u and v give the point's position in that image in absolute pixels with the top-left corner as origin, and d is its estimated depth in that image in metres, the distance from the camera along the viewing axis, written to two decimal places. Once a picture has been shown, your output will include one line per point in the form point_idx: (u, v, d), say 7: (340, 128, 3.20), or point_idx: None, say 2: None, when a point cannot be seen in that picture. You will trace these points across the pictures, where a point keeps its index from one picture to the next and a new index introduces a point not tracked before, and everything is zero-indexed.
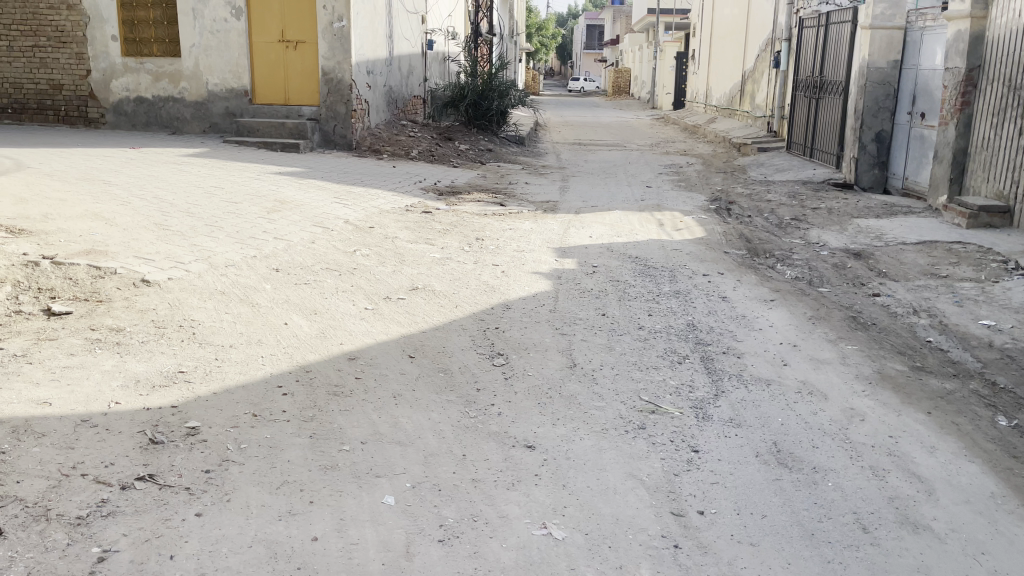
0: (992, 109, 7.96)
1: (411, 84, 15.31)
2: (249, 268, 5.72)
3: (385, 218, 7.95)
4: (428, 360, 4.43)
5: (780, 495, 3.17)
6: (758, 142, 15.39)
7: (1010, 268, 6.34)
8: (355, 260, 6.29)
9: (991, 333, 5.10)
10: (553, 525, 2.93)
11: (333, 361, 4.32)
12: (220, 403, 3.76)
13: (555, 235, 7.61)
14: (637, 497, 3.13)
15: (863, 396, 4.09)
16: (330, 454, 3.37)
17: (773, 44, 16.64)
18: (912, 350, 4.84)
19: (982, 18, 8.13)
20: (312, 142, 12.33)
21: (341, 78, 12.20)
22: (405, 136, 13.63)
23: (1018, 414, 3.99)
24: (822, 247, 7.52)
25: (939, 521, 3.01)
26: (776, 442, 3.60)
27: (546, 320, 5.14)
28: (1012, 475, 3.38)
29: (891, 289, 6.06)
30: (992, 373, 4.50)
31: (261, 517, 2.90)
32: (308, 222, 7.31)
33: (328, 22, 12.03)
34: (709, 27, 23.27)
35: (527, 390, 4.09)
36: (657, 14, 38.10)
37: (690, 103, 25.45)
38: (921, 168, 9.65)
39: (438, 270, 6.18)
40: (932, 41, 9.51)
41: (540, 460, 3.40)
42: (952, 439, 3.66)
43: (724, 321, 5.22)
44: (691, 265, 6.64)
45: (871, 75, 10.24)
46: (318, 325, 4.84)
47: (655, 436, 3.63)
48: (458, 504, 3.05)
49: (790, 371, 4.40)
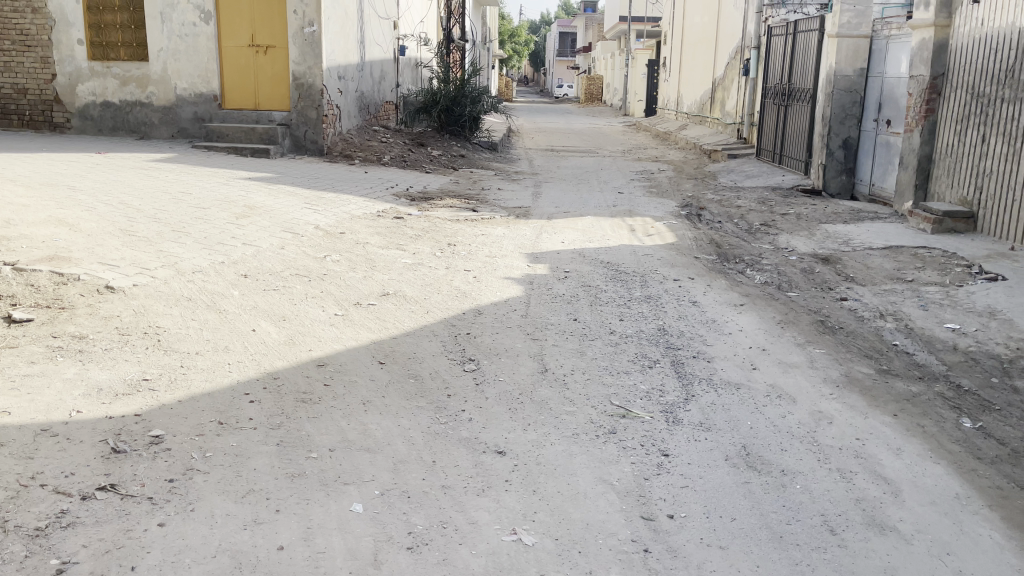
0: (956, 117, 8.11)
1: (384, 90, 15.24)
2: (216, 274, 5.64)
3: (356, 223, 7.88)
4: (398, 366, 4.39)
5: (749, 498, 3.18)
6: (728, 148, 15.55)
7: (974, 272, 6.43)
8: (325, 266, 6.23)
9: (956, 337, 5.17)
10: (523, 531, 2.91)
11: (302, 367, 4.28)
12: (185, 411, 3.70)
13: (527, 241, 7.62)
14: (606, 502, 3.13)
15: (831, 399, 4.13)
16: (297, 461, 3.33)
17: (743, 51, 16.77)
18: (879, 353, 4.90)
19: (946, 27, 8.28)
20: (282, 147, 12.23)
21: (312, 84, 12.10)
22: (376, 142, 13.59)
23: (981, 416, 4.05)
24: (791, 252, 7.60)
25: (905, 522, 3.04)
26: (745, 445, 3.62)
27: (518, 326, 5.13)
28: (977, 476, 3.42)
29: (858, 294, 6.13)
30: (956, 376, 4.56)
31: (226, 526, 2.85)
32: (277, 228, 7.24)
33: (299, 27, 11.94)
34: (681, 34, 23.43)
35: (498, 395, 4.07)
36: (628, 23, 38.33)
37: (662, 111, 25.60)
38: (886, 175, 9.80)
39: (409, 277, 6.13)
40: (897, 50, 9.66)
41: (510, 466, 3.38)
42: (918, 441, 3.70)
43: (694, 326, 5.24)
44: (662, 270, 6.67)
45: (839, 83, 10.39)
46: (286, 331, 4.78)
47: (626, 441, 3.63)
48: (427, 511, 3.02)
49: (759, 374, 4.44)
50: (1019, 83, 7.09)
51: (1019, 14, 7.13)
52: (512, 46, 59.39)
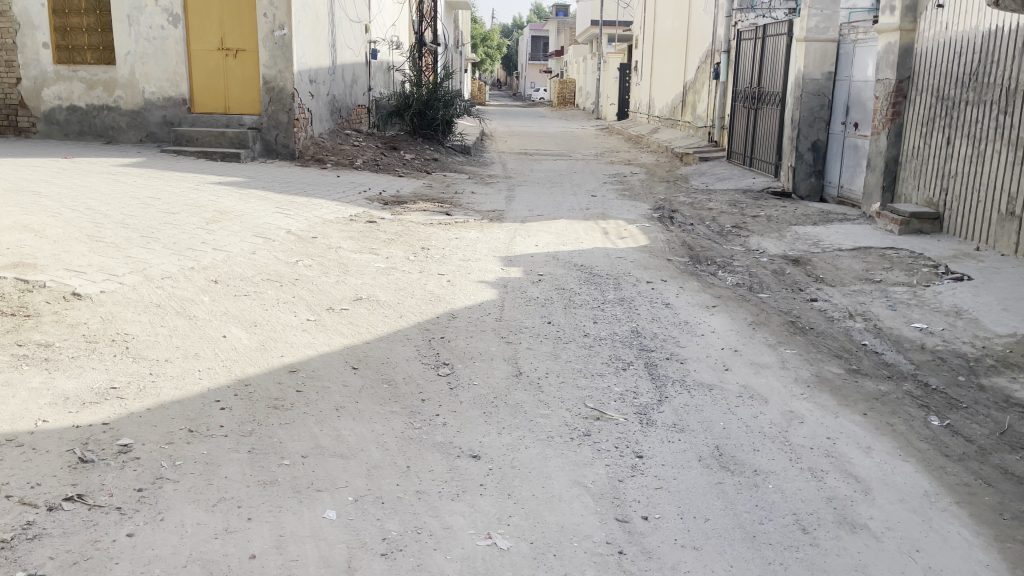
0: (921, 120, 8.25)
1: (356, 94, 15.17)
2: (186, 280, 5.58)
3: (329, 228, 7.84)
4: (372, 371, 4.37)
5: (722, 498, 3.20)
6: (700, 151, 15.69)
7: (941, 272, 6.54)
8: (297, 270, 6.18)
9: (924, 336, 5.25)
10: (498, 535, 2.90)
11: (273, 374, 4.23)
12: (154, 419, 3.64)
13: (501, 244, 7.61)
14: (581, 505, 3.13)
15: (802, 399, 4.17)
16: (269, 468, 3.29)
17: (713, 55, 16.95)
18: (849, 352, 4.96)
19: (911, 31, 8.42)
20: (253, 151, 12.11)
21: (282, 87, 11.99)
22: (349, 145, 13.52)
23: (949, 413, 4.12)
24: (762, 254, 7.68)
25: (875, 520, 3.08)
26: (718, 446, 3.64)
27: (492, 329, 5.13)
28: (945, 474, 3.47)
29: (827, 295, 6.21)
30: (924, 375, 4.63)
31: (196, 536, 2.81)
32: (248, 233, 7.17)
33: (270, 30, 11.82)
34: (652, 39, 23.60)
35: (472, 399, 4.06)
36: (599, 27, 38.52)
37: (634, 114, 25.76)
38: (854, 177, 9.94)
39: (382, 280, 6.10)
40: (864, 54, 9.81)
41: (485, 470, 3.37)
42: (887, 440, 3.75)
43: (667, 328, 5.27)
44: (635, 272, 6.70)
45: (807, 86, 10.53)
46: (257, 337, 4.73)
47: (600, 443, 3.64)
48: (402, 516, 3.00)
49: (731, 375, 4.48)
50: (982, 86, 7.23)
51: (982, 19, 7.27)
52: (485, 50, 59.45)
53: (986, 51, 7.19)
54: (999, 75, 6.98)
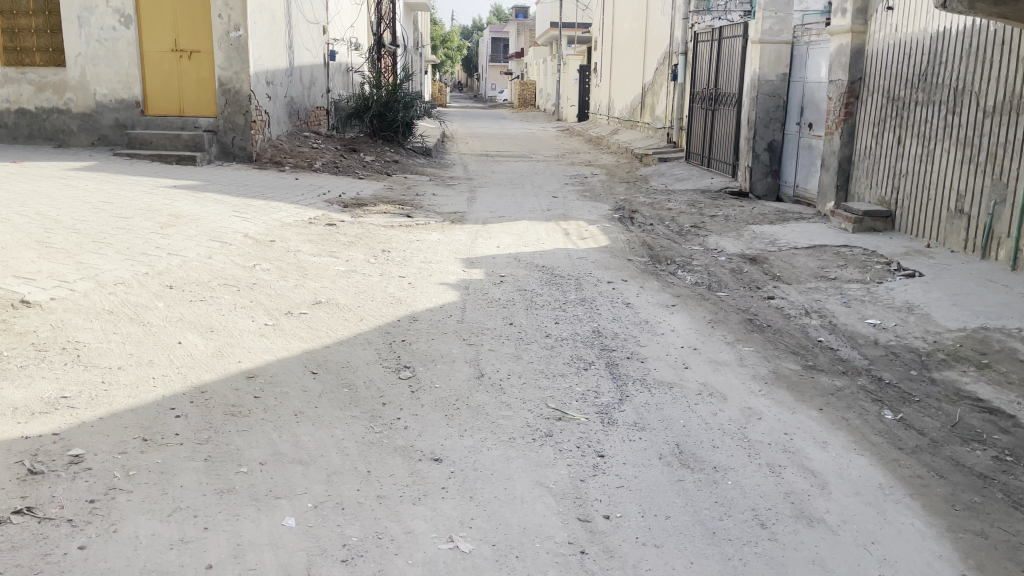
0: (873, 120, 8.43)
1: (314, 95, 15.01)
2: (140, 285, 5.46)
3: (287, 231, 7.75)
4: (331, 375, 4.33)
5: (683, 495, 3.23)
6: (659, 152, 15.83)
7: (893, 268, 6.68)
8: (255, 275, 6.09)
9: (877, 332, 5.36)
10: (460, 539, 2.89)
11: (230, 380, 4.16)
12: (107, 428, 3.56)
13: (463, 246, 7.59)
14: (544, 505, 3.13)
15: (759, 396, 4.23)
16: (226, 476, 3.23)
17: (671, 57, 17.13)
18: (805, 349, 5.04)
19: (862, 33, 8.60)
20: (209, 154, 11.92)
21: (239, 89, 11.81)
22: (307, 147, 13.38)
23: (902, 407, 4.21)
24: (720, 253, 7.77)
25: (832, 514, 3.13)
26: (678, 444, 3.67)
27: (454, 331, 5.10)
28: (898, 466, 3.54)
29: (784, 292, 6.31)
30: (878, 370, 4.72)
31: (151, 547, 2.75)
32: (204, 237, 7.05)
33: (224, 31, 11.61)
34: (611, 40, 23.76)
35: (434, 402, 4.04)
36: (558, 29, 38.64)
37: (594, 115, 25.92)
38: (809, 176, 10.12)
39: (342, 284, 6.04)
40: (817, 55, 9.98)
41: (447, 473, 3.35)
42: (842, 434, 3.82)
43: (627, 327, 5.30)
44: (596, 273, 6.73)
45: (762, 87, 10.68)
46: (214, 343, 4.65)
47: (562, 443, 3.65)
48: (362, 522, 2.97)
49: (691, 373, 4.52)
50: (931, 86, 7.41)
51: (929, 20, 7.45)
52: (445, 52, 59.36)
53: (934, 52, 7.37)
54: (947, 76, 7.17)
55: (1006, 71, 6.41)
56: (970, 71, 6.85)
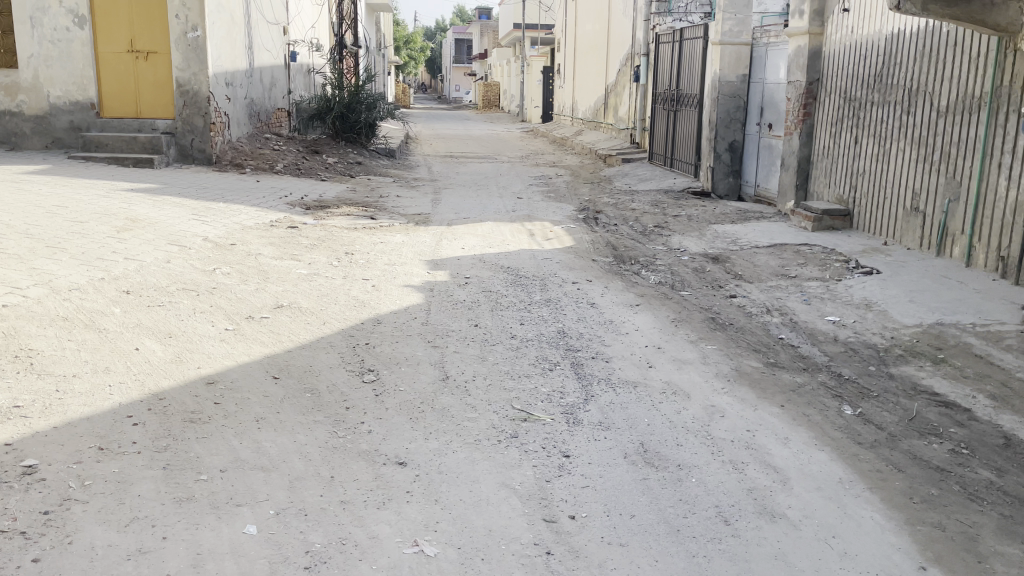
0: (831, 120, 8.57)
1: (275, 97, 14.83)
2: (95, 291, 5.34)
3: (248, 234, 7.64)
4: (294, 380, 4.27)
5: (647, 494, 3.24)
6: (622, 153, 15.93)
7: (851, 266, 6.80)
8: (215, 279, 6.00)
9: (837, 328, 5.44)
10: (425, 542, 2.87)
11: (189, 387, 4.08)
12: (62, 438, 3.47)
13: (427, 248, 7.56)
14: (509, 507, 3.12)
15: (723, 393, 4.27)
16: (185, 484, 3.17)
17: (633, 58, 17.25)
18: (766, 347, 5.10)
19: (819, 35, 8.74)
20: (167, 157, 11.71)
21: (197, 90, 11.62)
22: (268, 150, 13.22)
23: (861, 402, 4.27)
24: (683, 252, 7.84)
25: (793, 509, 3.16)
26: (643, 442, 3.69)
27: (418, 334, 5.07)
28: (858, 461, 3.59)
29: (746, 291, 6.38)
30: (838, 366, 4.79)
31: (107, 558, 2.68)
32: (162, 241, 6.92)
33: (182, 32, 11.43)
34: (573, 42, 23.86)
35: (399, 405, 4.01)
36: (522, 31, 38.68)
37: (558, 117, 25.99)
38: (770, 176, 10.25)
39: (305, 287, 5.98)
40: (776, 57, 10.13)
41: (411, 476, 3.33)
42: (803, 430, 3.87)
43: (592, 327, 5.32)
44: (561, 273, 6.74)
45: (723, 88, 10.80)
46: (172, 349, 4.56)
47: (527, 444, 3.65)
48: (325, 528, 2.93)
49: (655, 372, 4.55)
50: (886, 87, 7.55)
51: (884, 22, 7.59)
52: (408, 53, 59.12)
53: (890, 53, 7.51)
54: (902, 76, 7.31)
55: (958, 71, 6.55)
56: (924, 71, 6.98)
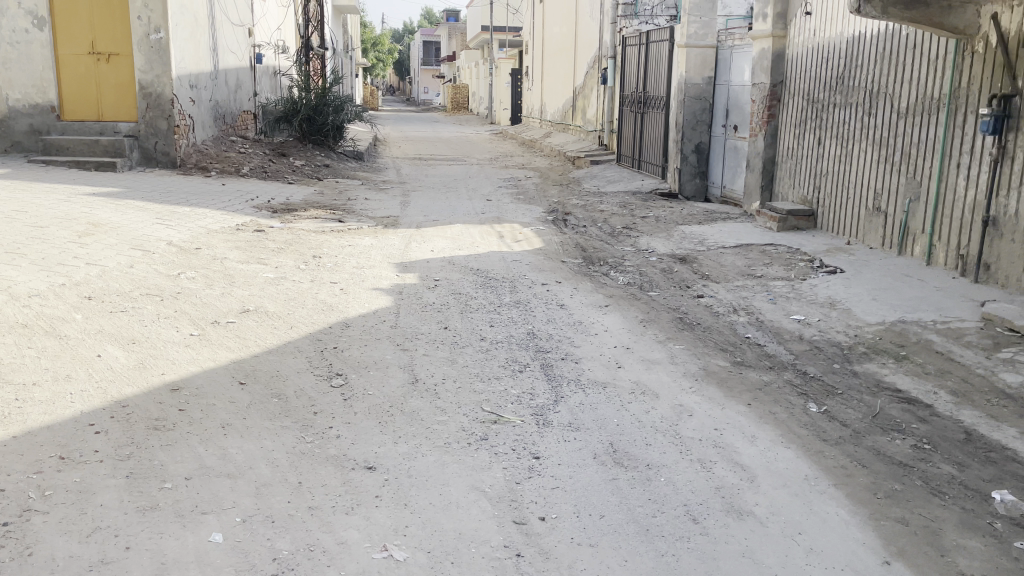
0: (794, 122, 8.70)
1: (241, 99, 14.67)
2: (56, 297, 5.24)
3: (213, 238, 7.55)
4: (260, 386, 4.22)
5: (617, 494, 3.26)
6: (591, 155, 16.01)
7: (815, 265, 6.89)
8: (179, 283, 5.91)
9: (802, 327, 5.52)
10: (394, 547, 2.85)
11: (153, 393, 4.02)
12: (21, 447, 3.40)
13: (396, 250, 7.52)
14: (479, 509, 3.12)
15: (691, 393, 4.30)
16: (149, 493, 3.12)
17: (600, 61, 17.35)
18: (733, 346, 5.15)
19: (783, 37, 8.86)
20: (130, 160, 11.53)
21: (160, 93, 11.45)
22: (234, 152, 13.08)
23: (826, 400, 4.33)
24: (651, 253, 7.90)
25: (760, 506, 3.20)
26: (612, 442, 3.71)
27: (387, 337, 5.05)
28: (823, 457, 3.64)
29: (713, 291, 6.44)
30: (803, 364, 4.86)
31: (68, 570, 2.63)
32: (125, 246, 6.81)
33: (144, 33, 11.25)
34: (541, 44, 23.93)
35: (367, 409, 3.99)
36: (490, 33, 38.70)
37: (527, 118, 26.03)
38: (735, 177, 10.37)
39: (272, 291, 5.92)
40: (740, 60, 10.25)
41: (380, 481, 3.30)
42: (770, 428, 3.91)
43: (562, 328, 5.33)
44: (530, 275, 6.75)
45: (689, 90, 10.90)
46: (136, 355, 4.49)
47: (497, 446, 3.64)
48: (293, 534, 2.90)
49: (624, 373, 4.57)
50: (848, 89, 7.68)
51: (845, 25, 7.72)
52: (376, 55, 58.84)
53: (851, 56, 7.64)
54: (862, 79, 7.44)
55: (917, 74, 6.68)
56: (885, 74, 7.11)
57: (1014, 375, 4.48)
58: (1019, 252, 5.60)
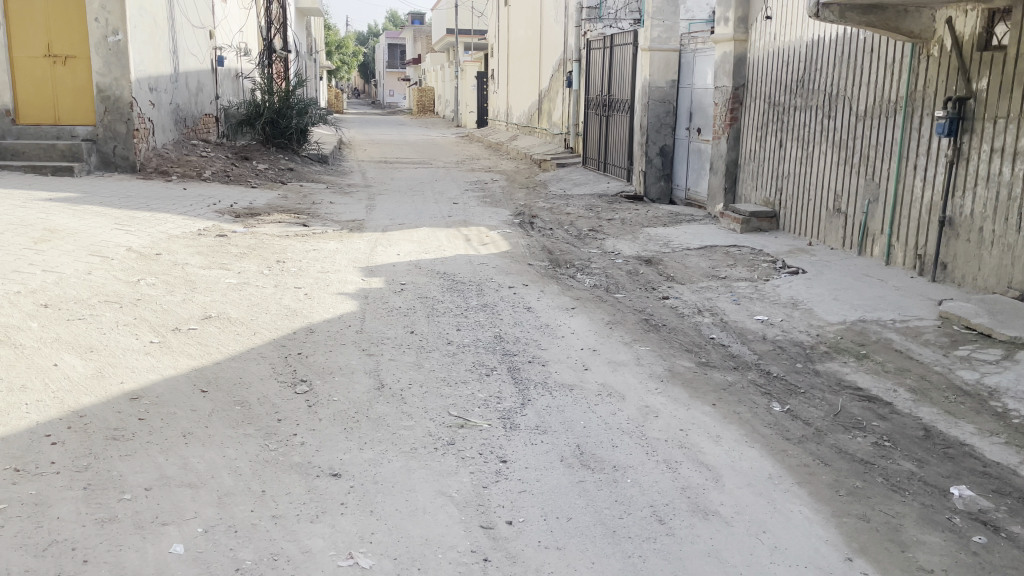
0: (756, 125, 8.81)
1: (203, 102, 14.47)
2: (11, 305, 5.11)
3: (174, 243, 7.42)
4: (222, 394, 4.15)
5: (584, 496, 3.26)
6: (557, 158, 16.06)
7: (778, 266, 6.98)
8: (139, 290, 5.81)
9: (765, 327, 5.59)
10: (360, 555, 2.82)
11: (112, 403, 3.93)
12: None
13: (361, 254, 7.47)
14: (446, 515, 3.10)
15: (656, 393, 4.33)
16: (108, 505, 3.05)
17: (565, 64, 17.43)
18: (698, 346, 5.20)
19: (744, 41, 8.97)
20: (88, 164, 11.31)
21: (119, 96, 11.25)
22: (196, 156, 12.90)
23: (789, 399, 4.39)
24: (617, 255, 7.93)
25: (725, 505, 3.23)
26: (579, 445, 3.71)
27: (352, 342, 5.00)
28: (787, 456, 3.69)
29: (678, 292, 6.49)
30: (767, 364, 4.91)
31: None
32: (83, 252, 6.66)
33: (102, 35, 11.07)
34: (506, 47, 23.97)
35: (332, 415, 3.95)
36: (455, 36, 38.67)
37: (493, 122, 26.05)
38: (699, 179, 10.47)
39: (234, 297, 5.84)
40: (703, 63, 10.35)
41: (346, 488, 3.27)
42: (734, 428, 3.95)
43: (529, 331, 5.33)
44: (497, 278, 6.74)
45: (653, 94, 10.99)
46: (94, 364, 4.39)
47: (464, 451, 3.63)
48: (256, 544, 2.86)
49: (591, 375, 4.58)
50: (808, 92, 7.79)
51: (805, 29, 7.83)
52: (340, 57, 58.45)
53: (810, 60, 7.75)
54: (822, 82, 7.55)
55: (875, 78, 6.81)
56: (843, 77, 7.23)
57: (970, 372, 4.58)
58: (974, 252, 5.73)
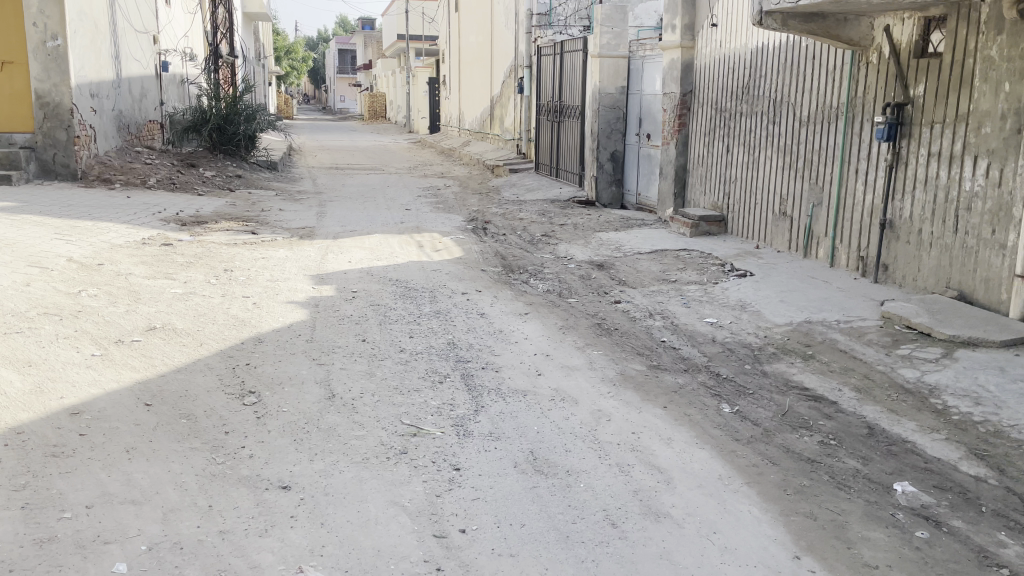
0: (704, 130, 8.95)
1: (147, 108, 14.15)
2: None
3: (117, 253, 7.23)
4: (168, 407, 4.05)
5: (537, 502, 3.26)
6: (509, 163, 16.10)
7: (727, 269, 7.09)
8: (80, 301, 5.64)
9: (714, 329, 5.66)
10: (310, 568, 2.78)
11: (51, 419, 3.81)
12: None
13: (312, 262, 7.38)
14: (398, 525, 3.07)
15: (609, 397, 4.35)
16: (47, 524, 2.95)
17: (516, 70, 17.50)
18: (650, 350, 5.25)
19: (691, 48, 9.10)
20: (27, 173, 10.97)
21: (59, 102, 10.94)
22: (140, 163, 12.60)
23: (738, 400, 4.45)
24: (569, 260, 7.97)
25: (677, 508, 3.26)
26: (533, 450, 3.72)
27: (303, 351, 4.93)
28: (736, 457, 3.74)
29: (630, 296, 6.55)
30: (716, 366, 4.99)
31: None
32: (20, 263, 6.45)
33: (40, 40, 10.74)
34: (458, 54, 24.00)
35: (282, 426, 3.88)
36: (407, 42, 38.55)
37: (445, 128, 26.01)
38: (649, 184, 10.58)
39: (180, 307, 5.71)
40: (652, 70, 10.47)
41: (296, 501, 3.22)
42: (685, 430, 3.99)
43: (482, 337, 5.32)
44: (450, 284, 6.72)
45: (603, 100, 11.08)
46: (32, 379, 4.25)
47: (417, 460, 3.60)
48: (202, 561, 2.79)
49: (544, 380, 4.59)
50: (753, 98, 7.94)
51: (749, 36, 7.98)
52: (290, 63, 57.78)
53: (755, 66, 7.90)
54: (766, 88, 7.70)
55: (817, 84, 6.97)
56: (787, 83, 7.38)
57: (912, 370, 4.70)
58: (914, 253, 5.90)
